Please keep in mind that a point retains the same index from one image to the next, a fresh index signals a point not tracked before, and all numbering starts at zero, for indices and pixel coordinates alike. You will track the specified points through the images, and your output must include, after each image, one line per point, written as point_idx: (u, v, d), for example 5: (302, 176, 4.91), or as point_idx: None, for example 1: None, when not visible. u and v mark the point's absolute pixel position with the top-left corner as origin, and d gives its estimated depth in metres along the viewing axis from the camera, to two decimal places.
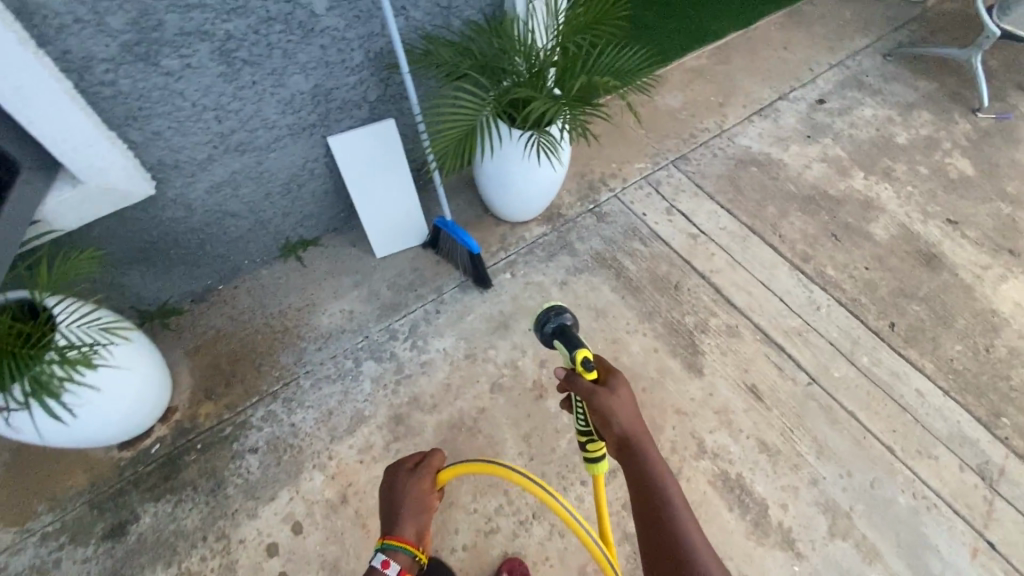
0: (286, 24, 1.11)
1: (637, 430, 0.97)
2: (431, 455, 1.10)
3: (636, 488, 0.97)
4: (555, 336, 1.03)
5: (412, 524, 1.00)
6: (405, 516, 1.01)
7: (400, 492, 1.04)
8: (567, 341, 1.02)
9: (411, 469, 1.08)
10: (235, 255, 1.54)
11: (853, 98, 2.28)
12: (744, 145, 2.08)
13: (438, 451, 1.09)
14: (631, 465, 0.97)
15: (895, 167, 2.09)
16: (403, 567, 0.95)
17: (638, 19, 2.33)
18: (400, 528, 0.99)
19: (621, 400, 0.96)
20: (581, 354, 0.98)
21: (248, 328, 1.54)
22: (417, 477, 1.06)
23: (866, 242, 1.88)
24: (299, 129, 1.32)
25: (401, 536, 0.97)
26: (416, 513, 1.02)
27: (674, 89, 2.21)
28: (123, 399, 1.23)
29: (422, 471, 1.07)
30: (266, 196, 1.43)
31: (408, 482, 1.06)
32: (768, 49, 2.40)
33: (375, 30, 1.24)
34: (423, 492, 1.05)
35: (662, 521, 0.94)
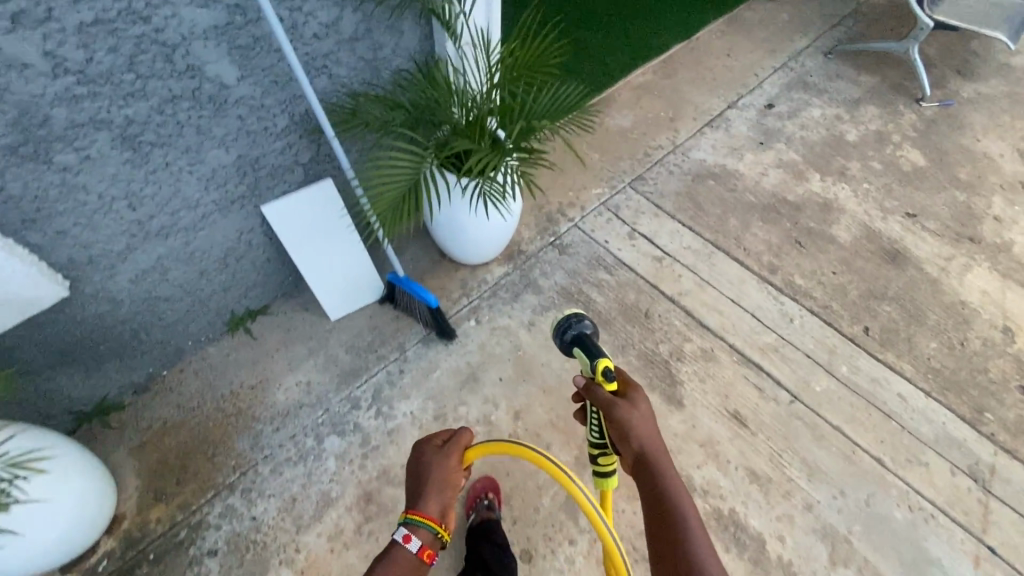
0: (194, 100, 1.02)
1: (655, 445, 0.91)
2: (460, 432, 1.09)
3: (651, 507, 0.89)
4: (573, 342, 0.99)
5: (435, 500, 1.01)
6: (430, 492, 1.02)
7: (425, 468, 1.05)
8: (585, 349, 0.98)
9: (438, 447, 1.08)
10: (175, 338, 1.43)
11: (801, 99, 2.29)
12: (699, 158, 2.06)
13: (466, 429, 1.08)
14: (647, 481, 0.90)
15: (848, 165, 2.09)
16: (424, 544, 0.97)
17: (581, 39, 2.31)
18: (423, 505, 1.00)
19: (642, 413, 0.92)
20: (602, 362, 0.94)
21: (198, 415, 1.43)
22: (442, 456, 1.06)
23: (830, 246, 1.86)
24: (227, 203, 1.23)
25: (425, 513, 0.99)
26: (439, 490, 1.02)
27: (623, 108, 2.19)
28: (53, 528, 1.13)
29: (448, 450, 1.06)
30: (201, 275, 1.33)
31: (434, 459, 1.05)
32: (711, 58, 2.39)
33: (297, 93, 1.16)
34: (449, 469, 1.04)
35: (676, 548, 0.84)
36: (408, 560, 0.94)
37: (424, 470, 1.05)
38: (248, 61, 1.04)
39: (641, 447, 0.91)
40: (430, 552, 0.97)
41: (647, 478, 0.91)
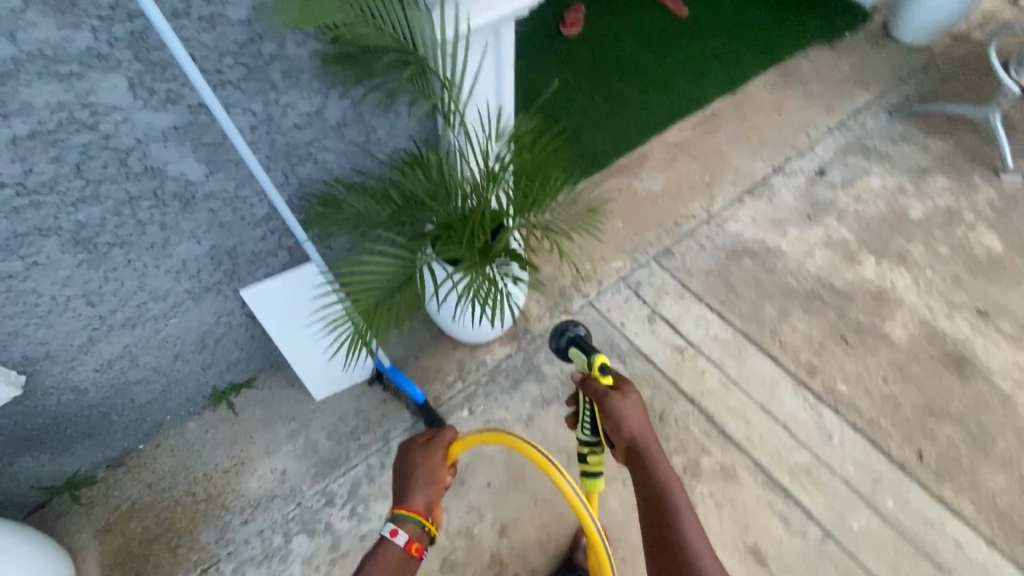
0: (156, 199, 0.94)
1: (646, 436, 0.97)
2: (444, 430, 1.09)
3: (643, 492, 0.95)
4: (569, 342, 1.04)
5: (421, 494, 0.99)
6: (415, 486, 1.00)
7: (411, 464, 1.04)
8: (580, 347, 1.03)
9: (424, 443, 1.07)
10: (151, 414, 1.36)
11: (858, 166, 2.05)
12: (736, 231, 1.86)
13: (449, 427, 1.08)
14: (640, 469, 0.96)
15: (910, 248, 1.85)
16: (412, 537, 0.93)
17: (614, 90, 2.19)
18: (410, 498, 0.98)
19: (634, 405, 0.97)
20: (599, 358, 0.99)
21: (168, 498, 1.35)
22: (427, 453, 1.05)
23: (883, 346, 1.63)
24: (201, 290, 1.15)
25: (412, 505, 0.96)
26: (426, 482, 1.00)
27: (654, 168, 2.01)
28: None
29: (432, 447, 1.06)
30: (175, 357, 1.25)
31: (418, 455, 1.04)
32: (758, 114, 2.19)
33: (277, 182, 1.07)
34: (433, 466, 1.03)
35: (667, 527, 0.91)
36: (397, 556, 0.91)
37: (409, 467, 1.03)
38: (217, 157, 0.95)
39: (632, 437, 0.96)
40: (418, 545, 0.94)
41: (639, 468, 0.96)
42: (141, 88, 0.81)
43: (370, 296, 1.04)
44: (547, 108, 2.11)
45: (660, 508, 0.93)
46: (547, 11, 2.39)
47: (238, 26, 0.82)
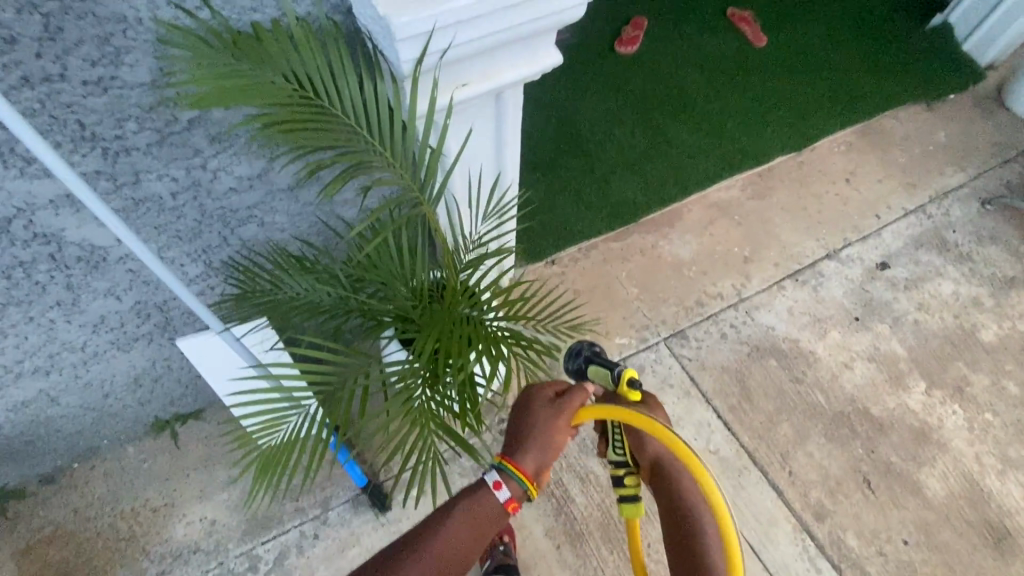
0: (55, 262, 0.81)
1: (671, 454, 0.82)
2: (578, 391, 0.91)
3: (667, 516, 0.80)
4: (587, 361, 0.91)
5: (534, 454, 0.86)
6: (532, 443, 0.86)
7: (533, 419, 0.89)
8: (601, 362, 0.90)
9: (552, 401, 0.90)
10: (85, 438, 1.27)
11: (929, 264, 1.75)
12: (767, 324, 1.62)
13: (585, 390, 0.91)
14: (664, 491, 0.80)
15: (972, 378, 1.56)
16: (512, 497, 0.84)
17: (662, 130, 1.93)
18: (523, 453, 0.86)
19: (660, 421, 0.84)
20: (624, 369, 0.86)
21: (90, 529, 1.27)
22: (554, 414, 0.88)
23: (912, 498, 1.39)
24: (127, 340, 1.02)
25: (522, 463, 0.85)
26: (542, 445, 0.86)
27: (688, 231, 1.77)
28: None
29: (563, 410, 0.88)
30: (104, 396, 1.15)
31: (544, 415, 0.88)
32: (823, 181, 1.89)
33: (213, 243, 0.91)
34: (556, 429, 0.87)
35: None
36: (492, 509, 0.83)
37: (532, 422, 0.88)
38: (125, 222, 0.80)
39: (658, 455, 0.83)
40: (515, 504, 0.85)
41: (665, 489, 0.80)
42: (12, 156, 0.66)
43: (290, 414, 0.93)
44: (580, 140, 1.87)
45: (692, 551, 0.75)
46: (603, 23, 2.12)
47: (139, 89, 0.66)
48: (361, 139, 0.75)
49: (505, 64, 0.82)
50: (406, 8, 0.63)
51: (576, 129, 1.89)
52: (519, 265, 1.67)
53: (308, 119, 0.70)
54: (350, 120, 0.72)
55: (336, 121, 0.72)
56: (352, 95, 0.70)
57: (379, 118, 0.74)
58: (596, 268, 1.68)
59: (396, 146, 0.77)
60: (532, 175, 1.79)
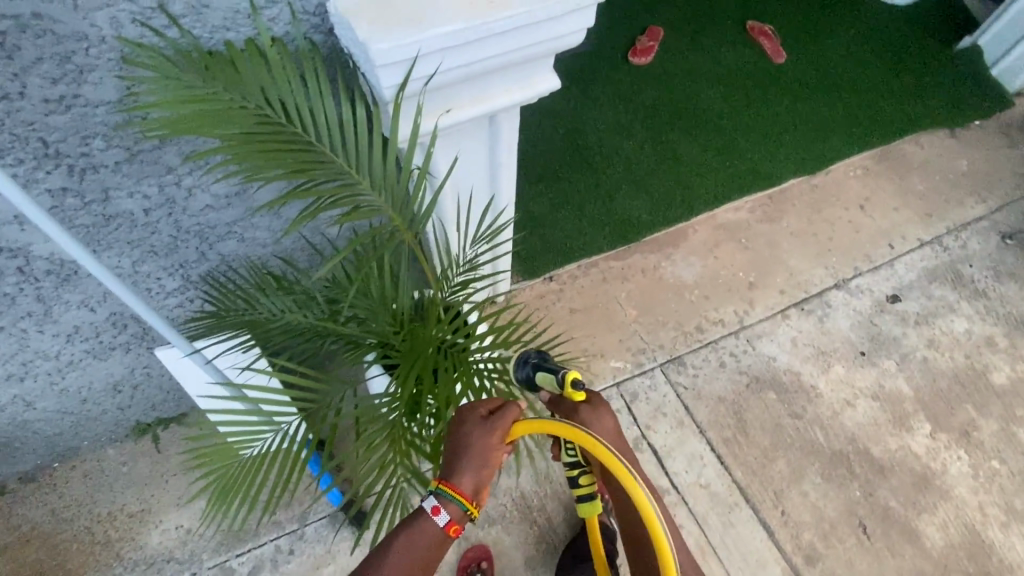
0: (24, 275, 0.79)
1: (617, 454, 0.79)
2: (508, 404, 0.81)
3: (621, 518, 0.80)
4: (534, 369, 0.86)
5: (473, 475, 0.77)
6: (468, 463, 0.77)
7: (464, 437, 0.79)
8: (546, 367, 0.85)
9: (484, 416, 0.81)
10: (65, 439, 1.26)
11: (943, 299, 1.68)
12: (768, 354, 1.57)
13: (516, 403, 0.81)
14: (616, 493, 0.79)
15: (981, 423, 1.50)
16: (452, 520, 0.75)
17: (672, 146, 1.87)
18: (458, 474, 0.77)
19: (603, 420, 0.80)
20: (565, 372, 0.82)
21: (66, 531, 1.26)
22: (488, 430, 0.78)
23: (908, 546, 1.34)
24: (104, 349, 1.00)
25: (459, 485, 0.76)
26: (479, 463, 0.77)
27: (692, 252, 1.71)
28: None
29: (497, 423, 0.79)
30: (82, 401, 1.13)
31: (476, 431, 0.78)
32: (836, 206, 1.83)
33: (190, 258, 0.89)
34: (491, 447, 0.78)
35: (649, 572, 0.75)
36: (432, 537, 0.74)
37: (462, 441, 0.78)
38: (96, 238, 0.77)
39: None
40: (456, 529, 0.76)
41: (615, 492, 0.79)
42: None
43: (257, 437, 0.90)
44: (586, 153, 1.82)
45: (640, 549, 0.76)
46: (617, 32, 2.06)
47: (104, 107, 0.64)
48: (337, 166, 0.70)
49: (497, 89, 0.78)
50: (389, 34, 0.60)
51: (583, 141, 1.84)
52: (516, 281, 1.63)
53: (279, 146, 0.65)
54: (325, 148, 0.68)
55: (310, 149, 0.68)
56: (327, 119, 0.66)
57: (359, 145, 0.70)
58: (595, 287, 1.63)
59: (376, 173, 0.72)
60: (535, 187, 1.75)
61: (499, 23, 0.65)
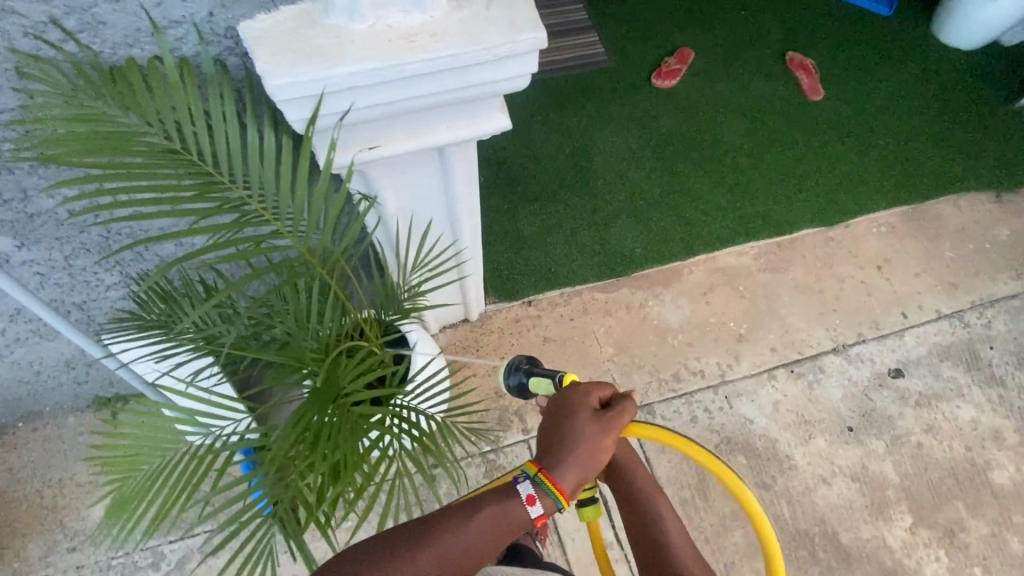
0: None
1: (623, 450, 0.94)
2: (625, 399, 0.81)
3: (628, 511, 0.91)
4: (527, 375, 0.97)
5: (578, 471, 0.76)
6: (578, 456, 0.76)
7: (581, 430, 0.77)
8: (541, 373, 0.96)
9: (598, 410, 0.80)
10: (26, 404, 1.30)
11: (952, 381, 1.55)
12: (745, 415, 1.48)
13: (635, 403, 0.81)
14: (625, 487, 0.92)
15: (968, 524, 1.38)
16: (542, 512, 0.75)
17: (681, 179, 1.78)
18: (568, 468, 0.75)
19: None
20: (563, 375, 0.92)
21: (17, 490, 1.30)
22: (605, 427, 0.77)
23: None
24: (48, 331, 1.02)
25: (563, 479, 0.75)
26: (583, 463, 0.76)
27: (684, 295, 1.62)
28: None
29: (615, 422, 0.78)
30: (37, 373, 1.16)
31: (595, 427, 0.77)
32: (850, 264, 1.70)
33: (126, 258, 0.89)
34: (598, 447, 0.77)
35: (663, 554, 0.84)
36: (520, 521, 0.74)
37: (579, 434, 0.76)
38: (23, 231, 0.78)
39: (611, 454, 0.94)
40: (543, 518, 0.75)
41: (623, 484, 0.92)
42: None
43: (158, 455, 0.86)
44: (588, 176, 1.75)
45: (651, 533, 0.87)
46: (644, 50, 1.97)
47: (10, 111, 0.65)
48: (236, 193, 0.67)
49: (433, 125, 0.74)
50: (284, 69, 0.58)
51: (588, 163, 1.77)
52: (493, 301, 1.58)
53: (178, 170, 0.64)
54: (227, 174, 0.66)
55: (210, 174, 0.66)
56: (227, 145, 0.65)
57: (264, 172, 0.68)
58: (575, 318, 1.57)
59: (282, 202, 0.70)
60: (529, 206, 1.69)
61: (416, 64, 0.60)
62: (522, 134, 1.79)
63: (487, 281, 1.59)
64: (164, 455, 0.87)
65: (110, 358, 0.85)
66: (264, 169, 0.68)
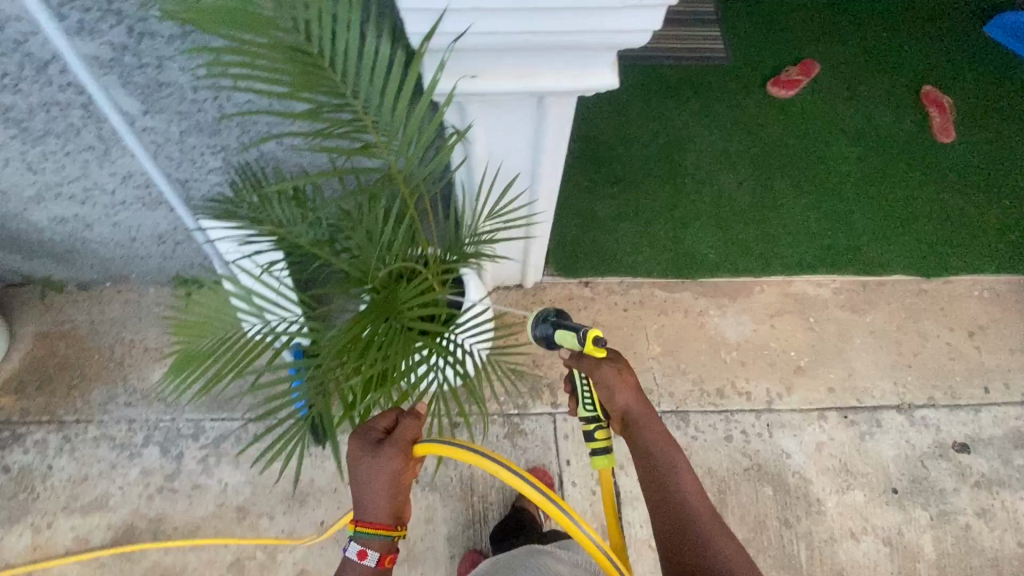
0: (88, 113, 0.89)
1: (637, 403, 0.87)
2: (403, 421, 0.86)
3: (640, 463, 0.87)
4: (555, 327, 0.90)
5: (386, 505, 0.82)
6: (374, 496, 0.82)
7: (363, 474, 0.82)
8: (567, 326, 0.88)
9: (377, 441, 0.85)
10: (115, 267, 1.41)
11: (1021, 471, 1.42)
12: (784, 448, 1.41)
13: (410, 417, 0.87)
14: (638, 441, 0.87)
15: None
16: (382, 554, 0.81)
17: (774, 193, 1.68)
18: (371, 512, 0.81)
19: (625, 373, 0.87)
20: (586, 329, 0.84)
21: (94, 341, 1.42)
22: (379, 458, 0.82)
23: None
24: (150, 201, 1.12)
25: (373, 519, 0.81)
26: (391, 494, 0.82)
27: (748, 312, 1.55)
28: None
29: (389, 448, 0.83)
30: (132, 238, 1.26)
31: (368, 462, 0.82)
32: (940, 322, 1.57)
33: (230, 145, 0.94)
34: (392, 477, 0.82)
35: (688, 522, 0.81)
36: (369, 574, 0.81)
37: (362, 478, 0.82)
38: (152, 100, 0.85)
39: (625, 406, 0.87)
40: (391, 556, 0.83)
41: (636, 437, 0.87)
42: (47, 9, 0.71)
43: (227, 328, 0.94)
44: (677, 171, 1.69)
45: (674, 501, 0.83)
46: (767, 54, 1.86)
47: None
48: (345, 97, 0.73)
49: (541, 69, 0.73)
50: None
51: (680, 157, 1.71)
52: (551, 273, 1.57)
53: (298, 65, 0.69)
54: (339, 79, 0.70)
55: (325, 76, 0.71)
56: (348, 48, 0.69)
57: (372, 82, 0.72)
58: (628, 309, 1.54)
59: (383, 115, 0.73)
60: (609, 188, 1.65)
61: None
62: (619, 115, 1.74)
63: (550, 253, 1.58)
64: (232, 329, 0.94)
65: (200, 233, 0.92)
66: (373, 79, 0.71)
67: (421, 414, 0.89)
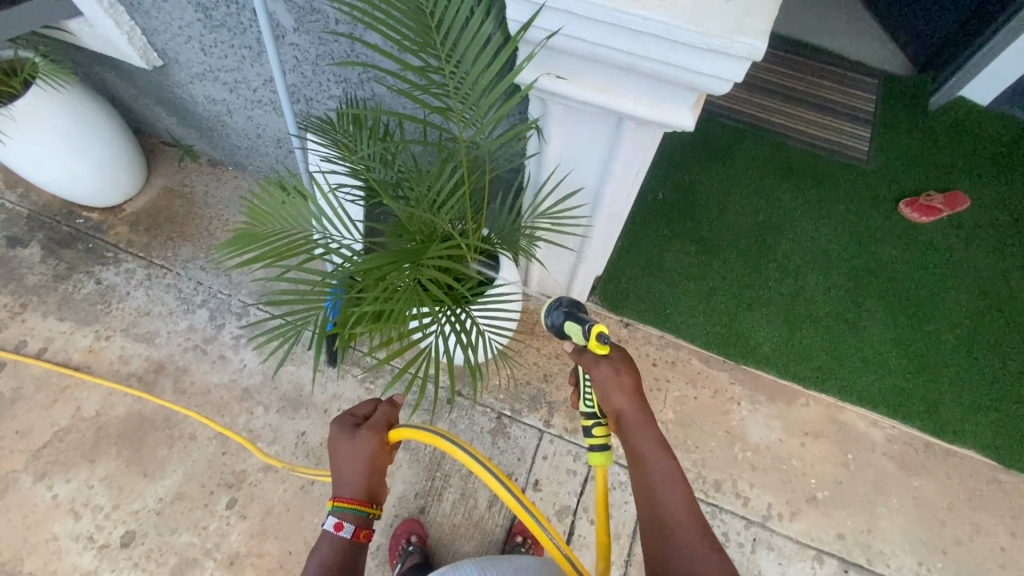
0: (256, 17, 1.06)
1: (633, 405, 0.84)
2: (381, 407, 0.96)
3: (633, 469, 0.83)
4: (565, 316, 0.91)
5: (363, 482, 0.88)
6: (353, 474, 0.88)
7: (342, 454, 0.90)
8: (575, 318, 0.89)
9: (357, 425, 0.93)
10: (240, 156, 1.63)
11: None
12: (762, 570, 1.30)
13: (391, 403, 0.97)
14: (632, 445, 0.82)
15: None
16: (358, 527, 0.85)
17: (861, 313, 1.55)
18: (349, 488, 0.87)
19: (624, 373, 0.84)
20: (592, 323, 0.85)
21: (201, 209, 1.64)
22: (355, 437, 0.90)
23: None
24: (279, 107, 1.29)
25: (351, 496, 0.86)
26: (370, 469, 0.89)
27: (782, 419, 1.44)
28: (87, 185, 1.52)
29: (365, 428, 0.91)
30: (258, 135, 1.45)
31: (347, 442, 0.90)
32: (1002, 523, 1.34)
33: (351, 78, 1.08)
34: (368, 453, 0.89)
35: (671, 544, 0.74)
36: (346, 550, 0.83)
37: (342, 457, 0.90)
38: (303, 21, 0.99)
39: (619, 409, 0.84)
40: (367, 531, 0.86)
41: (629, 441, 0.83)
42: None
43: (291, 228, 1.01)
44: (764, 252, 1.61)
45: (658, 522, 0.77)
46: (911, 173, 1.72)
47: None
48: (440, 59, 0.80)
49: (623, 90, 0.76)
50: None
51: (773, 242, 1.63)
52: (596, 302, 1.57)
53: (410, 18, 0.78)
54: (440, 42, 0.78)
55: (430, 36, 0.78)
56: (452, 19, 0.76)
57: (465, 53, 0.78)
58: (657, 364, 1.49)
59: (466, 83, 0.80)
60: (687, 244, 1.62)
61: (630, 18, 0.63)
62: (726, 179, 1.70)
63: (603, 282, 1.58)
64: (294, 229, 1.02)
65: (297, 138, 1.05)
66: (468, 52, 0.78)
67: (397, 400, 0.99)
